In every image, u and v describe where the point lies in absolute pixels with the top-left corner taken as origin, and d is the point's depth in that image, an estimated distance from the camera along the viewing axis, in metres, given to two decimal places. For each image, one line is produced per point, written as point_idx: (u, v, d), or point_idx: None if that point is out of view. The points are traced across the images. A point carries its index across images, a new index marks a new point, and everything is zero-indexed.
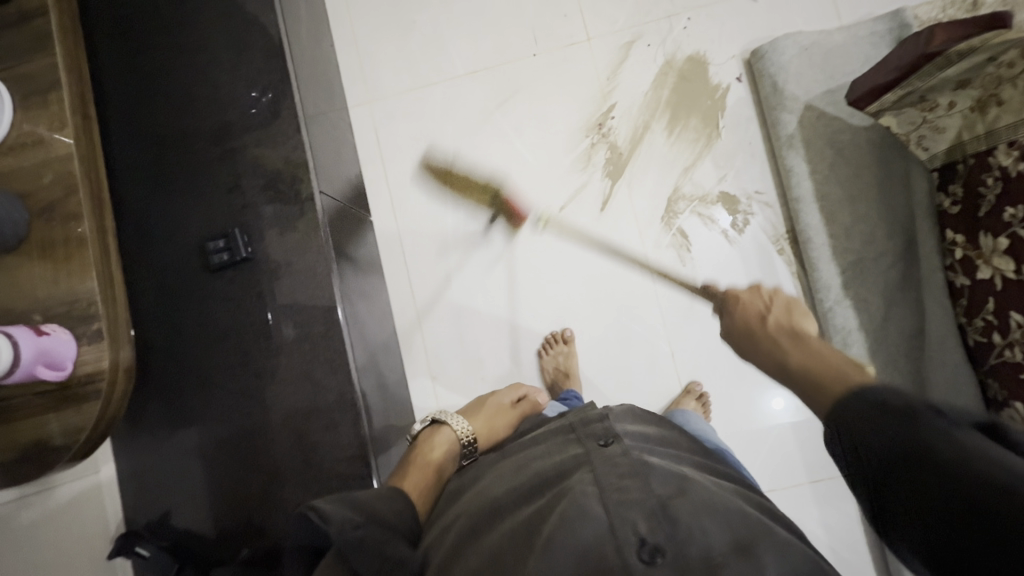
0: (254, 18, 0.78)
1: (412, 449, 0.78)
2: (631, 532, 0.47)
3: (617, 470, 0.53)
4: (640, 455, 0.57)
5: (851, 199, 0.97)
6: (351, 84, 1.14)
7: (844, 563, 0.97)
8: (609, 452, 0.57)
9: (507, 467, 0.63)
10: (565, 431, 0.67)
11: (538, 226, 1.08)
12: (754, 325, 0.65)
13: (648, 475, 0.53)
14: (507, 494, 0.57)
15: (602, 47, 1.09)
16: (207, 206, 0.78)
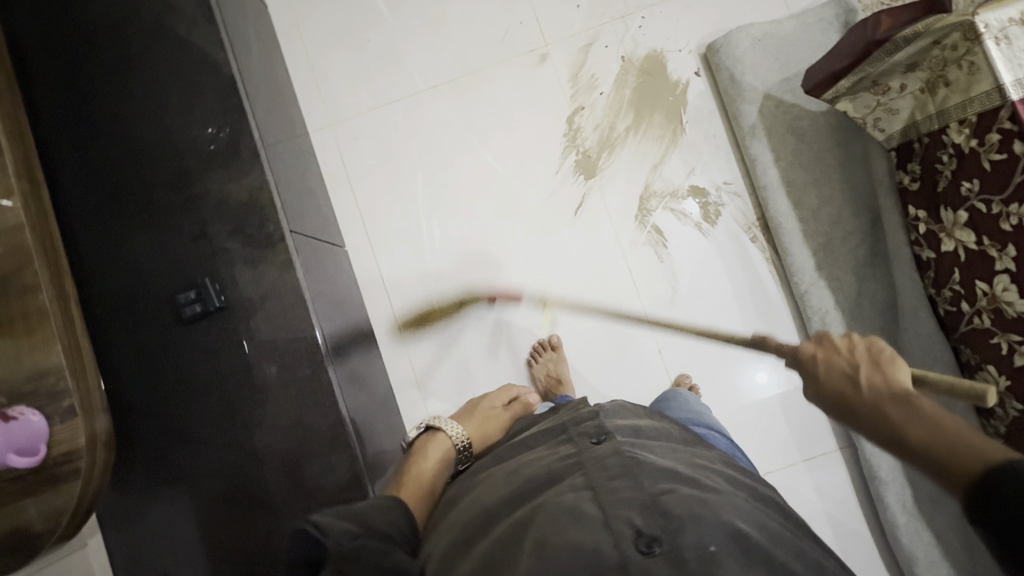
0: (204, 55, 0.75)
1: (406, 459, 0.77)
2: (626, 526, 0.46)
3: (609, 472, 0.53)
4: (633, 453, 0.57)
5: (816, 182, 0.99)
6: (311, 109, 1.11)
7: (844, 534, 1.00)
8: (599, 452, 0.57)
9: (500, 475, 0.62)
10: (558, 432, 0.65)
11: (515, 235, 1.07)
12: (845, 390, 0.51)
13: (641, 472, 0.53)
14: (497, 501, 0.56)
15: (561, 51, 1.09)
16: (174, 255, 0.75)
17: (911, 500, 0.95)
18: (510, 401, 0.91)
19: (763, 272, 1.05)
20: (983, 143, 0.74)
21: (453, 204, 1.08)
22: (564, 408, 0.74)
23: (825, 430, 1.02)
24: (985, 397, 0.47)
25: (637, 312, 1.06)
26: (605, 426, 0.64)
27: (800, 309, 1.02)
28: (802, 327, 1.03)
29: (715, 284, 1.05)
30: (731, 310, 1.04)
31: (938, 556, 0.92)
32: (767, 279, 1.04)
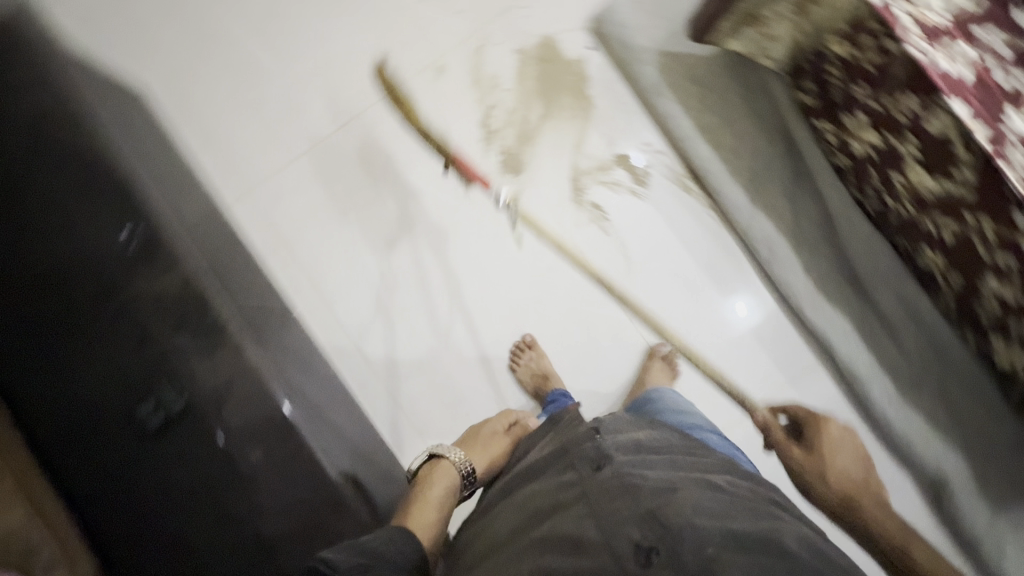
0: (95, 161, 0.73)
1: (414, 486, 0.85)
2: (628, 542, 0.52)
3: (611, 497, 0.57)
4: (632, 471, 0.61)
5: (727, 121, 1.04)
6: (224, 181, 1.08)
7: (851, 443, 1.03)
8: (602, 477, 0.60)
9: (512, 507, 0.63)
10: (559, 453, 0.67)
11: (463, 248, 1.08)
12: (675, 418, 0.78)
13: (640, 493, 0.57)
14: (505, 534, 0.59)
15: (456, 59, 1.10)
16: (121, 370, 0.73)
17: (894, 389, 1.00)
18: (510, 425, 0.97)
19: (705, 218, 1.07)
20: (861, 48, 0.77)
21: (394, 236, 1.08)
22: (560, 421, 0.75)
23: (804, 351, 1.04)
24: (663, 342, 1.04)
25: (600, 290, 1.07)
26: (604, 444, 0.67)
27: (747, 242, 1.06)
28: (755, 259, 1.07)
29: (664, 242, 1.07)
30: (686, 262, 1.07)
31: (929, 433, 0.99)
32: (710, 223, 1.07)
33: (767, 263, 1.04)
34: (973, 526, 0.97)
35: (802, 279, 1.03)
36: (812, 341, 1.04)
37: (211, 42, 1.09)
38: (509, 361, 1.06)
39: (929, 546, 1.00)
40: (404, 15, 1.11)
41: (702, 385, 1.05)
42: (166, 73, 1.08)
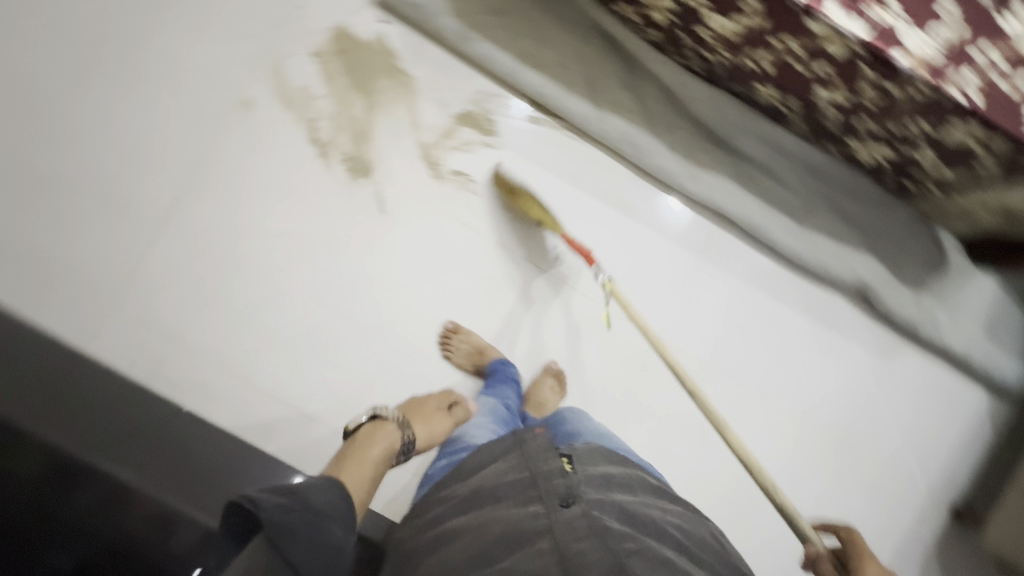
0: None
1: (353, 442, 0.78)
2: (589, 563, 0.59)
3: (575, 533, 0.62)
4: (604, 518, 0.65)
5: (541, 39, 1.02)
6: (54, 306, 0.94)
7: (775, 291, 1.07)
8: (569, 517, 0.64)
9: (474, 533, 0.64)
10: (528, 488, 0.70)
11: (349, 269, 1.01)
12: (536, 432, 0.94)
13: (602, 534, 0.62)
14: (462, 557, 0.62)
15: (256, 86, 1.03)
16: (125, 498, 0.86)
17: (792, 223, 1.04)
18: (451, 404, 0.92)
19: (563, 139, 1.05)
20: None
21: (274, 285, 0.99)
22: (527, 444, 0.78)
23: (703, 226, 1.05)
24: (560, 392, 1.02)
25: (493, 253, 1.05)
26: (573, 480, 0.71)
27: (608, 144, 1.04)
28: (624, 158, 1.05)
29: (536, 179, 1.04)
30: (564, 190, 1.04)
31: (839, 248, 1.04)
32: (570, 143, 1.05)
33: (636, 158, 1.03)
34: (906, 311, 1.06)
35: (672, 157, 1.03)
36: (708, 212, 1.05)
37: None
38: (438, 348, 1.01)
39: (868, 347, 1.09)
40: (182, 61, 1.02)
41: (630, 298, 1.04)
42: None
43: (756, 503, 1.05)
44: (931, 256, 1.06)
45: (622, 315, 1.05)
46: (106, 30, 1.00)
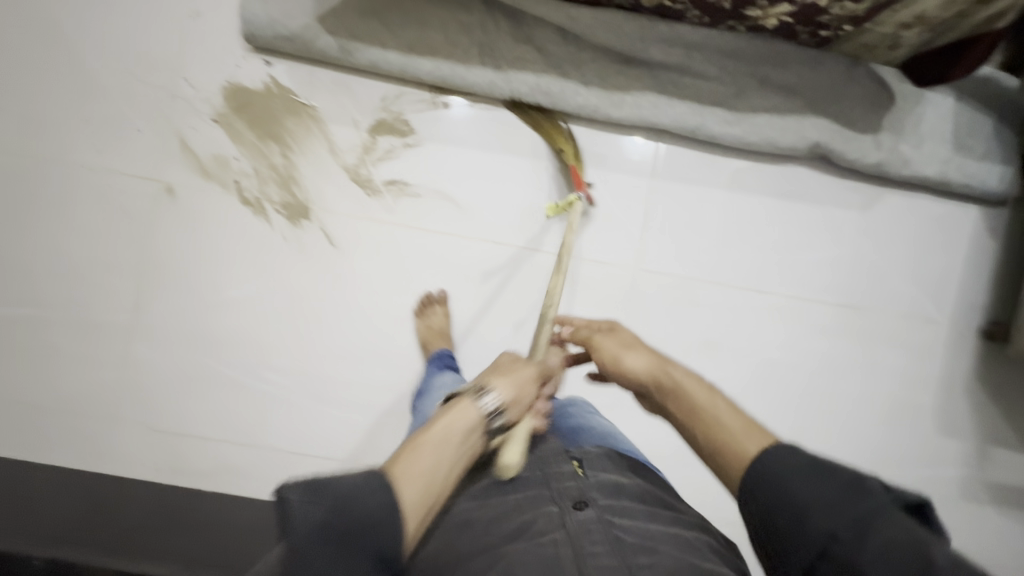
0: None
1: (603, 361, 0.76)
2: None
3: (591, 538, 0.64)
4: (616, 526, 0.66)
5: (421, 24, 0.99)
6: (90, 434, 1.02)
7: (730, 184, 1.07)
8: (583, 518, 0.67)
9: (490, 522, 0.66)
10: (541, 488, 0.72)
11: (325, 308, 1.05)
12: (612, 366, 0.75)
13: (618, 544, 0.63)
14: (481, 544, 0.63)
15: (172, 170, 1.03)
16: None
17: (728, 112, 1.01)
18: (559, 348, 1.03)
19: (479, 113, 1.06)
20: None
21: (264, 347, 1.04)
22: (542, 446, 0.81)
23: (639, 147, 1.06)
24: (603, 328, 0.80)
25: (450, 243, 1.06)
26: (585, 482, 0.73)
27: (522, 101, 1.03)
28: (543, 110, 1.05)
29: (465, 160, 1.06)
30: (496, 160, 1.06)
31: (784, 119, 1.01)
32: (486, 115, 1.06)
33: (554, 104, 1.02)
34: (866, 155, 1.03)
35: (589, 92, 1.01)
36: (638, 133, 1.06)
37: None
38: (417, 311, 1.05)
39: (840, 205, 1.08)
40: (98, 172, 1.03)
41: (595, 242, 1.06)
42: None
43: (778, 385, 1.08)
44: (876, 95, 1.02)
45: (593, 257, 1.06)
46: (27, 170, 1.03)
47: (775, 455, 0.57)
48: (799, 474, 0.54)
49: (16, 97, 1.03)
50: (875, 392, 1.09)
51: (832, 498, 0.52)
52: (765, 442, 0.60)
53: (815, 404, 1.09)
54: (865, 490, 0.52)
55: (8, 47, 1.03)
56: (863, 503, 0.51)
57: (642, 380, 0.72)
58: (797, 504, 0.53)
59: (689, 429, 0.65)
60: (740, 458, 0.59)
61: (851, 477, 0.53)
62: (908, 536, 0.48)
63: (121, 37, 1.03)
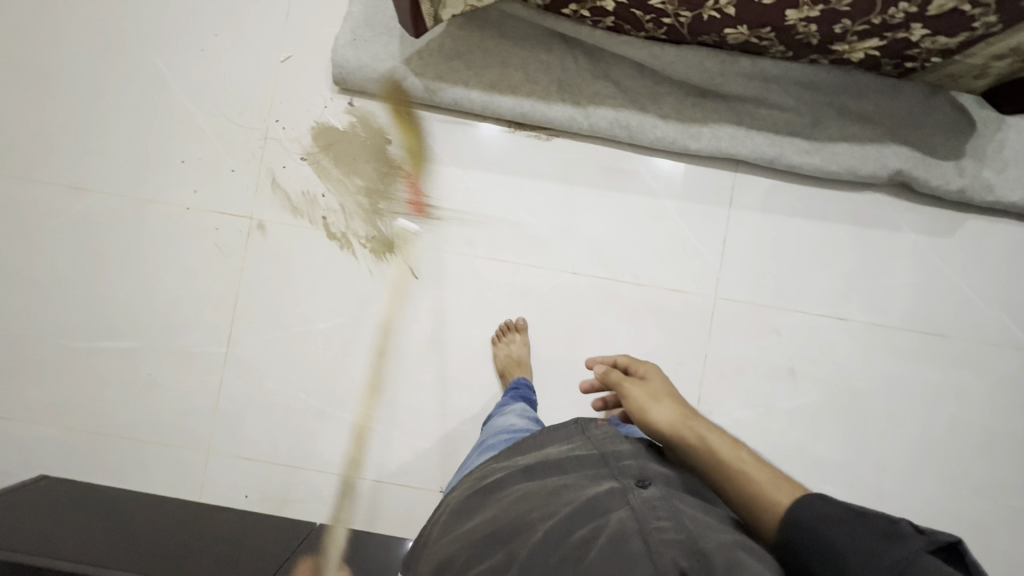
0: None
1: (628, 401, 0.77)
2: (671, 565, 0.52)
3: (656, 513, 0.58)
4: (683, 507, 0.59)
5: (503, 62, 1.03)
6: (180, 459, 1.06)
7: (804, 211, 1.08)
8: (646, 494, 0.61)
9: (539, 495, 0.64)
10: (598, 466, 0.68)
11: (407, 338, 1.07)
12: (640, 410, 0.74)
13: (687, 522, 0.56)
14: (535, 512, 0.62)
15: (262, 206, 1.08)
16: None
17: (805, 141, 1.03)
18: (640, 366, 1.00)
19: (557, 147, 1.08)
20: None
21: (347, 377, 1.07)
22: (590, 426, 0.76)
23: (714, 177, 1.08)
24: (642, 372, 0.80)
25: (528, 274, 1.07)
26: (645, 461, 0.67)
27: (600, 136, 1.06)
28: (621, 143, 1.08)
29: (542, 191, 1.08)
30: (572, 190, 1.08)
31: (862, 147, 1.02)
32: (562, 147, 1.08)
33: (632, 138, 1.04)
34: (948, 182, 1.03)
35: (667, 125, 1.03)
36: (713, 164, 1.08)
37: (65, 374, 1.07)
38: (494, 338, 1.06)
39: (916, 230, 1.08)
40: (193, 208, 1.08)
41: (675, 271, 1.07)
42: (52, 422, 1.06)
43: (859, 411, 1.07)
44: (956, 121, 1.02)
45: (672, 287, 1.07)
46: (126, 208, 1.08)
47: (807, 498, 0.54)
48: (833, 519, 0.50)
49: (115, 139, 1.09)
50: (963, 418, 1.07)
51: (863, 542, 0.48)
52: (796, 493, 0.56)
53: (902, 431, 1.07)
54: (897, 534, 0.48)
55: (110, 92, 1.09)
56: (897, 549, 0.47)
57: (661, 430, 0.71)
58: (832, 554, 0.49)
59: (709, 477, 0.64)
60: (768, 507, 0.56)
61: (884, 521, 0.49)
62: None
63: (215, 82, 1.09)
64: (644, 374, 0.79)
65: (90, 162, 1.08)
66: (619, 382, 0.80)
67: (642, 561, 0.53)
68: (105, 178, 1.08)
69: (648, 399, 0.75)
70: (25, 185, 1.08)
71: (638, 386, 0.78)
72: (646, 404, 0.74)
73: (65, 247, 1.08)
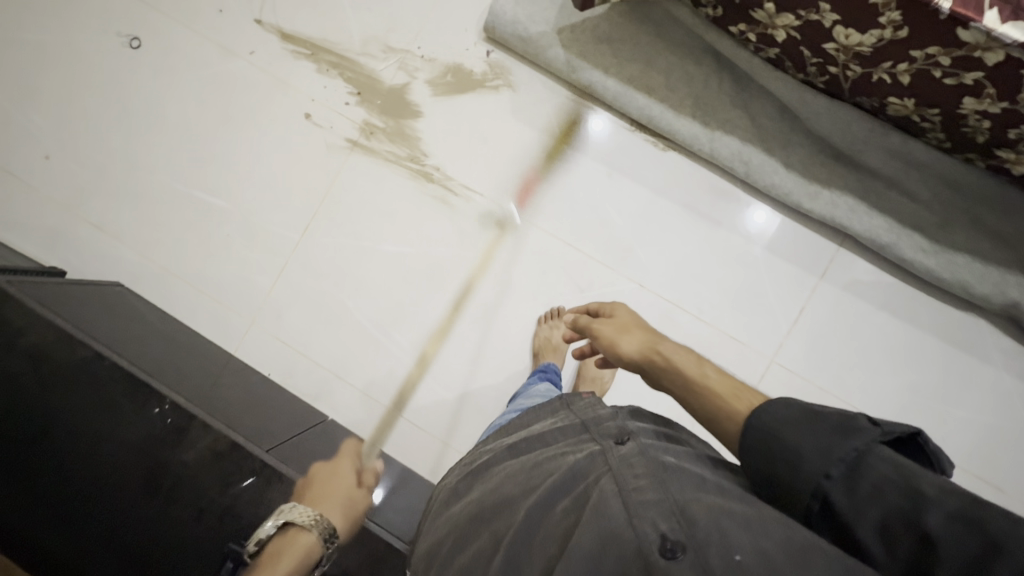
0: (81, 370, 0.74)
1: (597, 340, 0.67)
2: (650, 530, 0.44)
3: (634, 471, 0.51)
4: (663, 459, 0.53)
5: (649, 62, 1.03)
6: (225, 319, 1.12)
7: (894, 309, 1.02)
8: (624, 453, 0.55)
9: (517, 470, 0.60)
10: (579, 432, 0.63)
11: (462, 287, 1.09)
12: (611, 347, 0.64)
13: (667, 478, 0.49)
14: (518, 488, 0.57)
15: (376, 121, 1.13)
16: (261, 499, 0.72)
17: (925, 240, 0.97)
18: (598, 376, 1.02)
19: (670, 159, 1.07)
20: None
21: (395, 303, 1.10)
22: (574, 402, 0.72)
23: (815, 243, 1.04)
24: (609, 308, 0.70)
25: (595, 269, 1.07)
26: (624, 419, 0.62)
27: (717, 163, 1.03)
28: (733, 177, 1.05)
29: (634, 196, 1.07)
30: (665, 204, 1.07)
31: (986, 266, 0.95)
32: (674, 162, 1.07)
33: (748, 176, 1.01)
34: None
35: (787, 175, 0.99)
36: (819, 229, 1.04)
37: (158, 210, 1.16)
38: (542, 319, 1.07)
39: (1009, 370, 1.00)
40: (316, 102, 1.14)
41: (741, 320, 1.04)
42: (134, 247, 1.15)
43: None
44: None
45: (732, 334, 1.04)
46: (260, 82, 1.15)
47: (763, 409, 0.47)
48: (791, 420, 0.45)
49: (274, 16, 1.16)
50: None
51: (817, 440, 0.43)
52: (754, 403, 0.50)
53: None
54: (849, 429, 0.43)
55: None
56: (851, 443, 0.42)
57: (634, 364, 0.61)
58: (789, 456, 0.44)
59: (683, 403, 0.56)
60: (731, 421, 0.50)
61: (839, 416, 0.44)
62: (901, 468, 0.40)
63: None
64: (611, 310, 0.69)
65: (244, 29, 1.16)
66: (585, 325, 0.70)
67: (620, 522, 0.46)
68: (253, 49, 1.16)
69: (617, 338, 0.64)
70: (185, 32, 1.17)
71: (604, 327, 0.67)
72: (617, 340, 0.64)
73: (197, 98, 1.16)
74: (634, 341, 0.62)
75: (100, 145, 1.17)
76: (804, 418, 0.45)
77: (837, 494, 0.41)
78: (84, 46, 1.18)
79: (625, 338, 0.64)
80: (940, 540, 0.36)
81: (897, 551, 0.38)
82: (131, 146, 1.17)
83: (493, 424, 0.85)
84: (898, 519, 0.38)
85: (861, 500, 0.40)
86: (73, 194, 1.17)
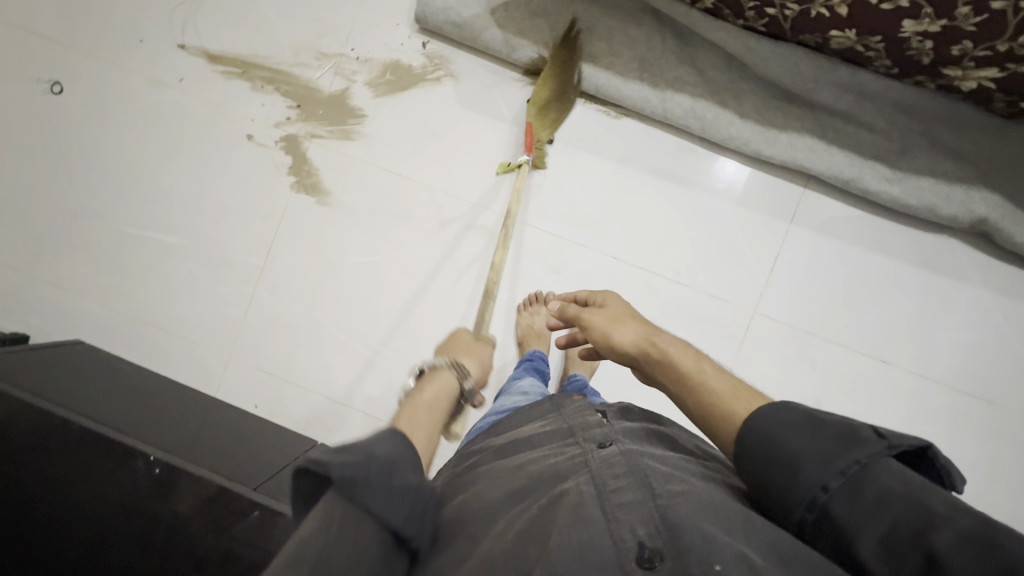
0: (50, 437, 0.72)
1: (587, 331, 0.66)
2: (628, 536, 0.45)
3: (614, 471, 0.52)
4: (644, 462, 0.54)
5: (589, 31, 1.01)
6: (202, 358, 1.10)
7: (866, 242, 1.02)
8: (606, 455, 0.56)
9: (497, 473, 0.58)
10: (564, 437, 0.63)
11: (435, 289, 1.07)
12: (604, 338, 0.63)
13: (646, 478, 0.51)
14: (500, 492, 0.54)
15: (320, 130, 1.09)
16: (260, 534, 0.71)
17: (887, 169, 0.97)
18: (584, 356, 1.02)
19: (625, 125, 1.05)
20: None
21: (371, 316, 1.08)
22: (566, 404, 0.72)
23: (781, 189, 1.03)
24: (601, 296, 0.69)
25: (567, 249, 1.06)
26: (610, 426, 0.63)
27: (671, 123, 1.02)
28: (690, 134, 1.04)
29: (595, 169, 1.05)
30: (626, 173, 1.05)
31: (949, 186, 0.95)
32: (629, 127, 1.05)
33: (704, 132, 1.00)
34: None
35: (744, 124, 0.98)
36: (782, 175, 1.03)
37: (113, 257, 1.12)
38: (523, 308, 1.05)
39: (985, 285, 1.01)
40: (256, 121, 1.10)
41: (719, 278, 1.04)
42: (97, 301, 1.11)
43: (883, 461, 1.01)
44: None
45: (711, 291, 1.04)
46: (195, 109, 1.11)
47: (761, 411, 0.48)
48: (791, 426, 0.46)
49: (196, 38, 1.11)
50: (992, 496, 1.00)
51: (818, 448, 0.43)
52: (754, 404, 0.50)
53: None
54: (856, 439, 0.43)
55: None
56: (853, 454, 0.42)
57: (628, 356, 0.61)
58: (787, 459, 0.44)
59: (675, 399, 0.56)
60: (726, 422, 0.50)
61: (845, 425, 0.44)
62: (908, 485, 0.41)
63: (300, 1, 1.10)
64: (602, 300, 0.68)
65: (168, 56, 1.11)
66: (575, 314, 0.68)
67: (597, 526, 0.47)
68: (182, 76, 1.11)
69: (612, 328, 0.63)
70: (108, 68, 1.12)
71: (595, 317, 0.66)
72: (612, 330, 0.63)
73: (133, 137, 1.12)
74: (630, 331, 0.61)
75: (42, 201, 1.12)
76: (803, 420, 0.46)
77: (837, 506, 0.42)
78: (4, 99, 1.12)
79: (619, 328, 0.63)
80: (949, 560, 0.36)
81: (899, 567, 0.38)
82: (74, 196, 1.12)
83: (475, 429, 0.84)
84: (904, 534, 0.39)
85: (863, 513, 0.41)
86: (21, 253, 1.12)
